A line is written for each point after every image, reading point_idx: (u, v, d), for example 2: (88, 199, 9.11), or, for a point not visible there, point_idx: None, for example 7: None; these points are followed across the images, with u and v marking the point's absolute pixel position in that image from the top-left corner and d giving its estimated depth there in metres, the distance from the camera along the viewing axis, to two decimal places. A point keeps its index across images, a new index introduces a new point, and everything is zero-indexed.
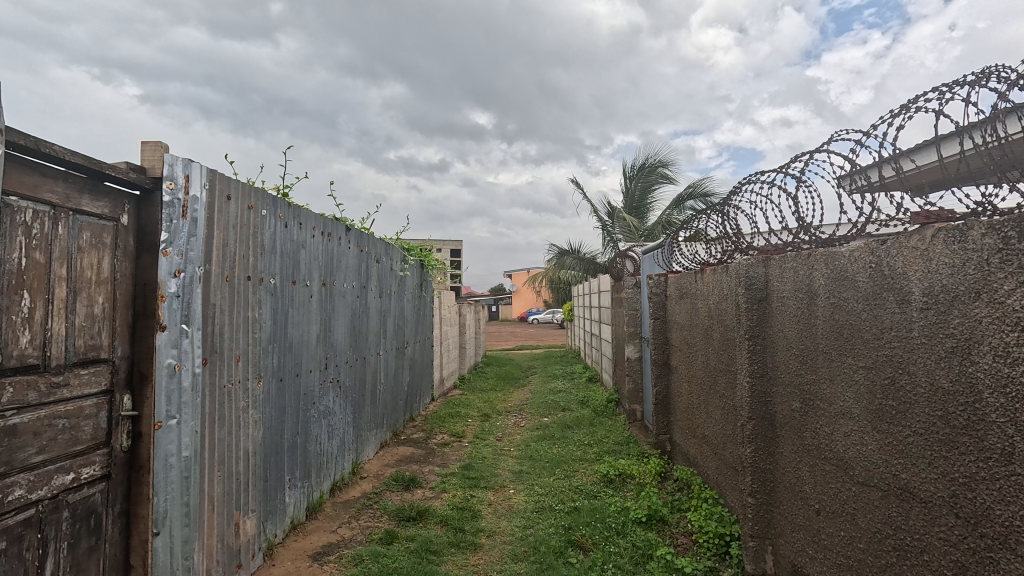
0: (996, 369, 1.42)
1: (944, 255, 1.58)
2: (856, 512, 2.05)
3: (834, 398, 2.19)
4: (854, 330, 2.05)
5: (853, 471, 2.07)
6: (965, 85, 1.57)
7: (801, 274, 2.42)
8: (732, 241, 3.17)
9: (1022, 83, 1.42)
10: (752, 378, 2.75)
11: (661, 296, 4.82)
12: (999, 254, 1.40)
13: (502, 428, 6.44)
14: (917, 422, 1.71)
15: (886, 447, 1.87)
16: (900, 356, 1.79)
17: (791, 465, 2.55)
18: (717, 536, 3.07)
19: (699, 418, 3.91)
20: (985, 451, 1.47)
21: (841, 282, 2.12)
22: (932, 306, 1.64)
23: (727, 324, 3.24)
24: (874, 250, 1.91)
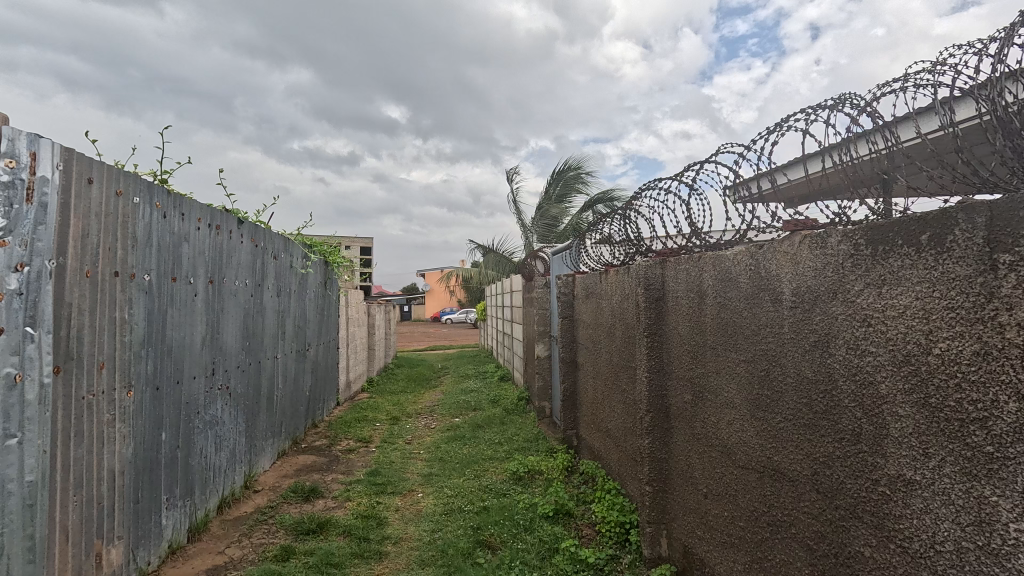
0: (848, 360, 1.61)
1: (809, 259, 1.77)
2: (737, 494, 2.24)
3: (720, 389, 2.38)
4: (737, 326, 2.23)
5: (735, 455, 2.25)
6: (826, 109, 1.78)
7: (692, 274, 2.61)
8: (633, 244, 3.35)
9: (869, 109, 1.62)
10: (650, 373, 2.92)
11: (569, 295, 4.97)
12: (851, 258, 1.59)
13: (411, 430, 6.30)
14: (788, 409, 1.90)
15: (762, 432, 2.06)
16: (774, 350, 1.98)
17: (683, 454, 2.74)
18: (618, 525, 3.22)
19: (602, 413, 4.09)
20: (840, 432, 1.66)
21: (726, 283, 2.30)
22: (799, 305, 1.84)
23: (629, 322, 3.42)
24: (753, 254, 2.10)
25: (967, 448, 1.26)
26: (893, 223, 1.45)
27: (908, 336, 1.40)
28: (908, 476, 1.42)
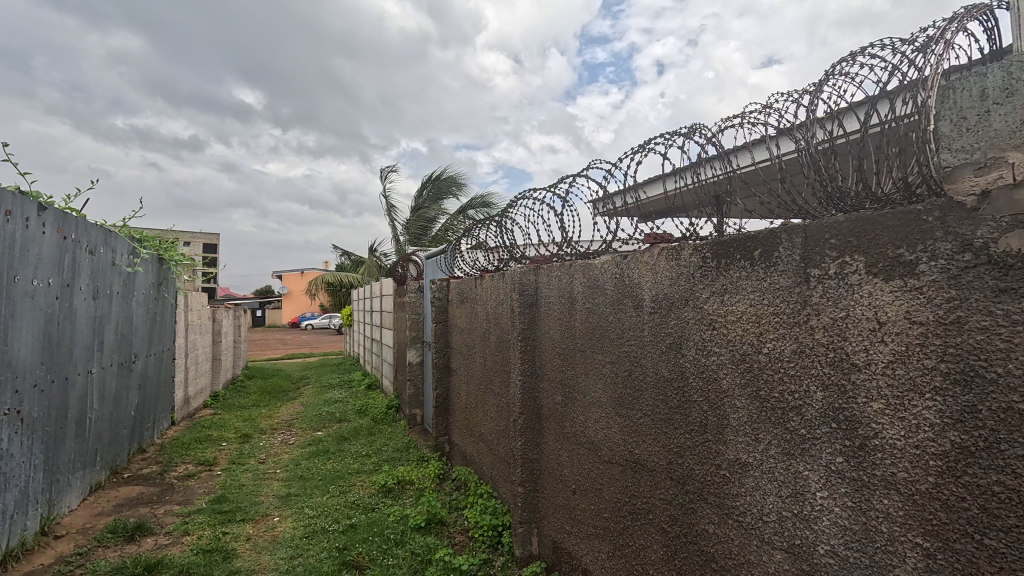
0: (697, 360, 1.82)
1: (665, 269, 1.97)
2: (602, 487, 2.40)
3: (587, 389, 2.53)
4: (603, 330, 2.40)
5: (600, 451, 2.42)
6: (681, 136, 1.99)
7: (563, 281, 2.74)
8: (508, 251, 3.43)
9: (715, 139, 1.85)
10: (523, 376, 3.01)
11: (443, 300, 4.92)
12: (700, 269, 1.81)
13: (266, 448, 5.70)
14: (646, 406, 2.09)
15: (625, 428, 2.23)
16: (635, 352, 2.16)
17: (553, 452, 2.86)
18: (490, 528, 3.25)
19: (475, 417, 4.10)
20: (690, 424, 1.86)
21: (594, 290, 2.47)
22: (657, 310, 2.03)
23: (503, 327, 3.49)
24: (618, 264, 2.28)
25: (787, 432, 1.49)
26: (733, 240, 1.68)
27: (744, 338, 1.63)
28: (743, 459, 1.64)
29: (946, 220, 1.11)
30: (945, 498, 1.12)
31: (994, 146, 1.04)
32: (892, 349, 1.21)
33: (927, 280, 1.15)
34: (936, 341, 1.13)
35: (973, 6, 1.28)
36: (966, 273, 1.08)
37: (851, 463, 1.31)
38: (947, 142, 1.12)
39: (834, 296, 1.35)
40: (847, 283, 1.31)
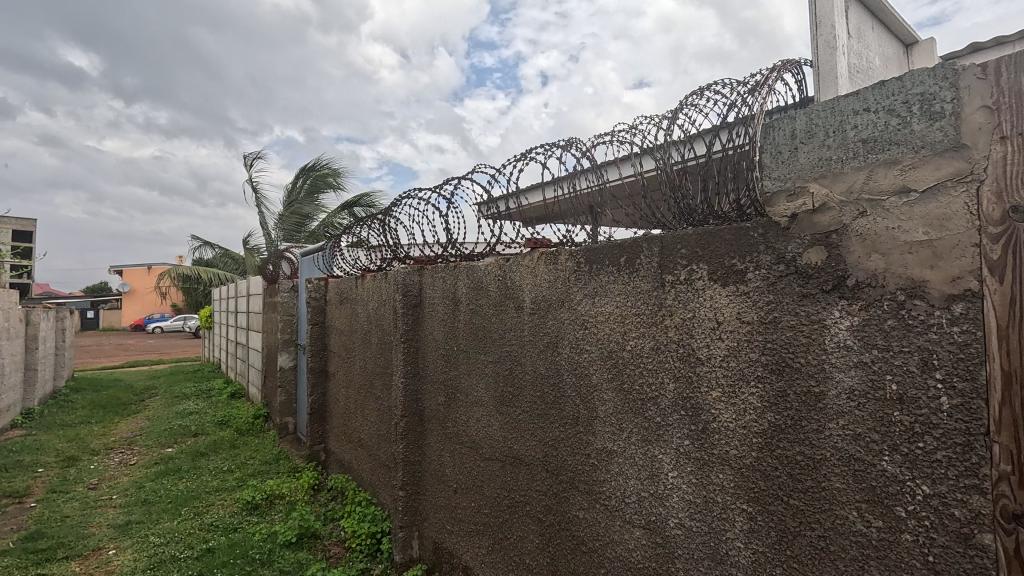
0: (571, 358, 1.96)
1: (544, 272, 2.09)
2: (482, 484, 2.45)
3: (470, 389, 2.57)
4: (486, 330, 2.45)
5: (481, 448, 2.47)
6: (559, 148, 2.11)
7: (448, 282, 2.76)
8: (392, 251, 3.36)
9: (589, 154, 2.00)
10: (406, 378, 2.96)
11: (320, 300, 4.65)
12: (575, 273, 1.94)
13: (98, 471, 4.90)
14: (525, 402, 2.19)
15: (505, 425, 2.31)
16: (516, 351, 2.25)
17: (435, 453, 2.86)
18: (369, 536, 3.15)
19: (354, 422, 3.94)
20: (564, 418, 1.99)
21: (477, 291, 2.52)
22: (536, 311, 2.14)
23: (385, 328, 3.40)
24: (501, 266, 2.35)
25: (645, 420, 1.66)
26: (603, 247, 1.83)
27: (611, 336, 1.78)
28: (609, 447, 1.79)
29: (767, 236, 1.33)
30: (763, 469, 1.34)
31: (800, 177, 1.26)
32: (727, 344, 1.42)
33: (753, 286, 1.36)
34: (758, 337, 1.35)
35: (788, 60, 1.53)
36: (780, 281, 1.30)
37: (695, 444, 1.51)
38: (767, 171, 1.33)
39: (684, 298, 1.54)
40: (694, 288, 1.51)
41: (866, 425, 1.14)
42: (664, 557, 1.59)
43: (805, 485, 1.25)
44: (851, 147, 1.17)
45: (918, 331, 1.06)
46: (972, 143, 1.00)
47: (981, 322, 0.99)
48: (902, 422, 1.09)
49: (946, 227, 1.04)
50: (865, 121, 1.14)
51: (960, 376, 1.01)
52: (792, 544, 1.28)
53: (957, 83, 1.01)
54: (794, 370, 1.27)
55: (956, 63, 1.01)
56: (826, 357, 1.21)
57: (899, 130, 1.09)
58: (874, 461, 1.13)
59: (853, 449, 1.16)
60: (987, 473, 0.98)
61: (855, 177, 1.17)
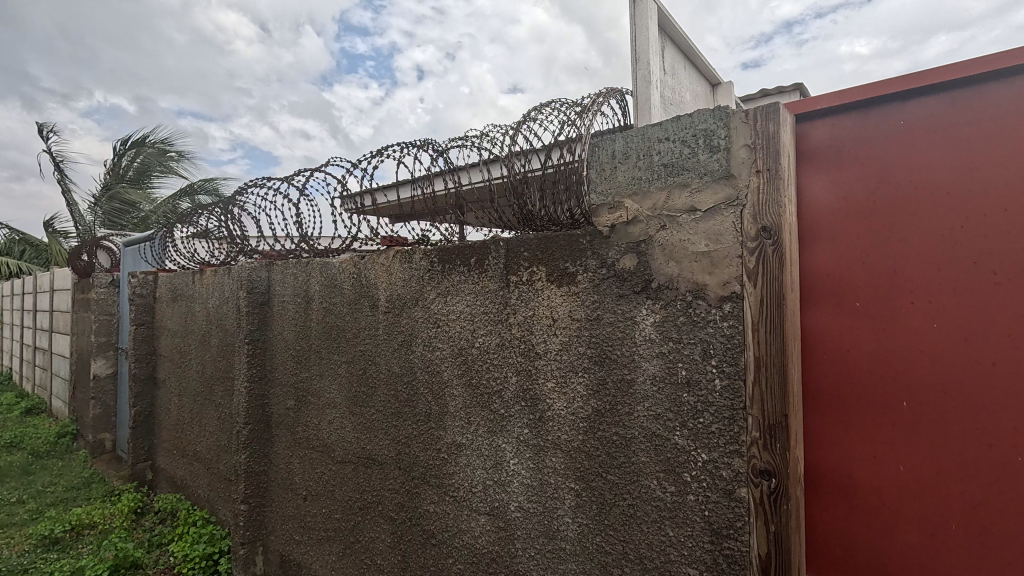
0: (424, 355, 1.99)
1: (399, 270, 2.09)
2: (334, 488, 2.37)
3: (322, 391, 2.46)
4: (340, 330, 2.37)
5: (333, 452, 2.38)
6: (415, 148, 2.12)
7: (299, 279, 2.60)
8: (236, 243, 3.07)
9: (443, 156, 2.04)
10: (250, 382, 2.74)
11: (148, 298, 4.07)
12: (428, 272, 1.98)
13: None
14: (379, 402, 2.17)
15: (358, 426, 2.26)
16: (370, 350, 2.22)
17: (283, 461, 2.68)
18: (204, 558, 2.85)
19: (189, 434, 3.52)
20: (416, 415, 2.01)
21: (331, 289, 2.42)
22: (390, 310, 2.13)
23: (227, 329, 3.10)
24: (356, 264, 2.29)
25: (491, 412, 1.76)
26: (456, 247, 1.89)
27: (461, 334, 1.85)
28: (458, 440, 1.86)
29: (593, 243, 1.50)
30: (588, 450, 1.50)
31: (618, 192, 1.45)
32: (560, 339, 1.57)
33: (581, 287, 1.52)
34: (585, 333, 1.51)
35: (610, 89, 1.71)
36: (602, 283, 1.47)
37: (533, 432, 1.64)
38: (594, 185, 1.50)
39: (525, 298, 1.66)
40: (534, 288, 1.64)
41: (665, 406, 1.35)
42: (505, 540, 1.70)
43: (619, 461, 1.43)
44: (656, 169, 1.37)
45: (701, 326, 1.29)
46: (738, 174, 1.24)
47: (742, 317, 1.23)
48: (689, 402, 1.31)
49: (720, 240, 1.27)
50: (665, 148, 1.35)
51: (728, 362, 1.25)
52: (608, 514, 1.45)
53: (729, 124, 1.25)
54: (613, 361, 1.45)
55: (726, 108, 1.25)
56: (636, 349, 1.40)
57: (690, 158, 1.31)
58: (670, 436, 1.34)
59: (654, 427, 1.36)
60: (745, 439, 1.22)
61: (659, 195, 1.37)
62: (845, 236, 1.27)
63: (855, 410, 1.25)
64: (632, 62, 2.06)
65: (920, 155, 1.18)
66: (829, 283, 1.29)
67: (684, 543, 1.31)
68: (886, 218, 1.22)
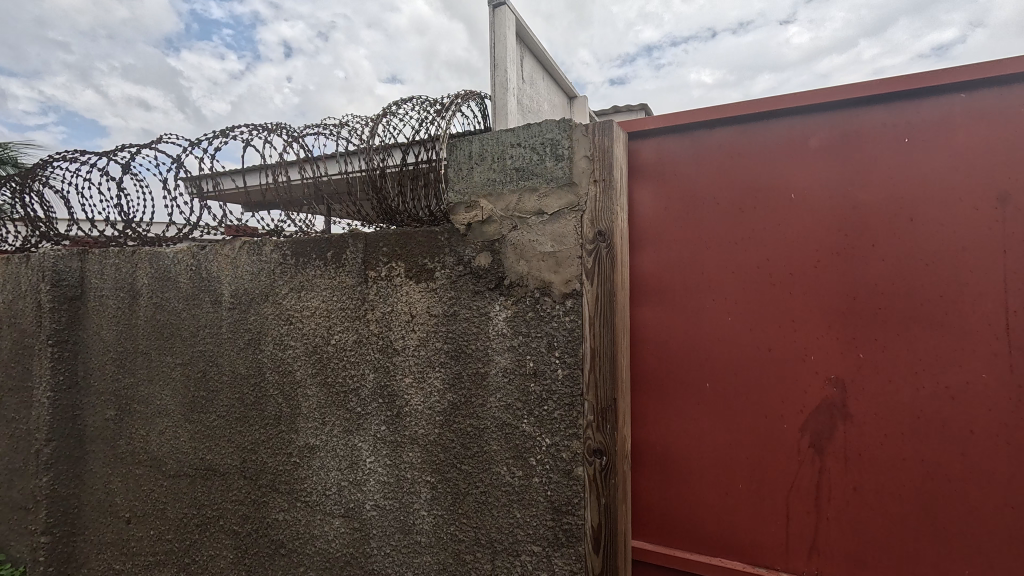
0: (274, 354, 1.86)
1: (246, 263, 1.93)
2: (165, 506, 2.11)
3: (151, 398, 2.17)
4: (174, 328, 2.12)
5: (164, 465, 2.12)
6: (265, 131, 1.97)
7: (122, 270, 2.27)
8: (36, 226, 2.56)
9: (298, 142, 1.92)
10: (54, 391, 2.31)
11: None
12: (280, 266, 1.86)
13: None
14: (221, 407, 1.98)
15: (195, 435, 2.04)
16: (210, 350, 2.01)
17: (99, 481, 2.32)
18: None
19: None
20: (265, 418, 1.88)
21: (163, 282, 2.14)
22: (236, 306, 1.96)
23: (23, 329, 2.58)
24: (194, 254, 2.06)
25: (346, 411, 1.71)
26: (310, 240, 1.80)
27: (316, 331, 1.77)
28: (311, 442, 1.78)
29: (450, 240, 1.53)
30: (443, 442, 1.54)
31: (475, 192, 1.50)
32: (418, 335, 1.58)
33: (439, 284, 1.55)
34: (442, 328, 1.54)
35: (472, 91, 1.78)
36: (459, 279, 1.51)
37: (390, 429, 1.62)
38: (452, 184, 1.54)
39: (384, 293, 1.65)
40: (392, 283, 1.63)
41: (514, 396, 1.43)
42: (361, 540, 1.67)
43: (473, 451, 1.49)
44: (508, 173, 1.45)
45: (547, 320, 1.39)
46: (579, 182, 1.37)
47: (581, 313, 1.36)
48: (535, 391, 1.40)
49: (564, 242, 1.38)
50: (517, 153, 1.43)
51: (569, 353, 1.36)
52: (462, 503, 1.50)
53: (572, 135, 1.37)
54: (468, 355, 1.50)
55: (570, 121, 1.36)
56: (490, 343, 1.46)
57: (539, 165, 1.40)
58: (518, 424, 1.42)
59: (505, 416, 1.44)
60: (582, 422, 1.35)
61: (511, 197, 1.45)
62: (667, 242, 1.46)
63: (672, 392, 1.45)
64: (491, 68, 2.14)
65: (722, 176, 1.41)
66: (654, 282, 1.48)
67: (530, 522, 1.41)
68: (697, 228, 1.43)
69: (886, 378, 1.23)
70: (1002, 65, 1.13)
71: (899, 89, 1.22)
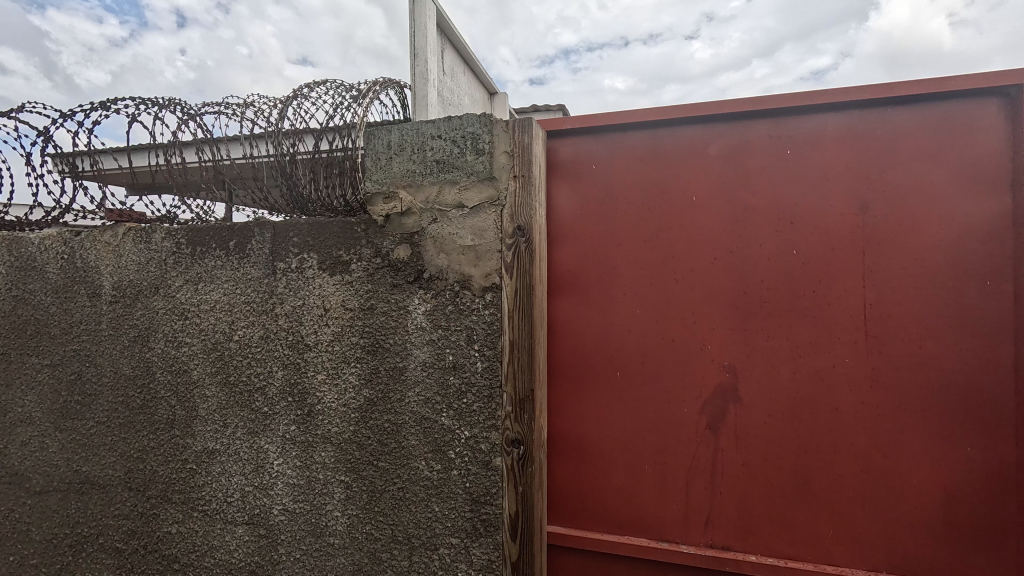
0: (166, 353, 1.70)
1: (132, 252, 1.74)
2: (29, 528, 1.85)
3: (9, 405, 1.89)
4: (39, 325, 1.85)
5: (28, 481, 1.86)
6: (155, 106, 1.78)
7: None
8: None
9: (194, 120, 1.76)
10: None
11: None
12: (173, 255, 1.69)
13: None
14: (100, 412, 1.77)
15: (68, 445, 1.81)
16: (87, 349, 1.79)
17: None
18: None
19: None
20: (154, 423, 1.71)
21: (26, 272, 1.87)
22: (119, 300, 1.76)
23: None
24: (66, 241, 1.82)
25: (251, 412, 1.60)
26: (209, 227, 1.66)
27: (216, 326, 1.64)
28: (210, 447, 1.64)
29: (367, 232, 1.48)
30: (359, 440, 1.49)
31: (393, 183, 1.46)
32: (331, 330, 1.51)
33: (355, 276, 1.49)
34: (358, 323, 1.49)
35: (390, 79, 1.73)
36: (376, 272, 1.47)
37: (300, 428, 1.55)
38: (369, 174, 1.49)
39: (294, 286, 1.56)
40: (304, 276, 1.55)
41: (433, 390, 1.42)
42: (267, 547, 1.58)
43: (390, 447, 1.46)
44: (429, 164, 1.43)
45: (466, 314, 1.40)
46: (499, 177, 1.38)
47: (500, 306, 1.38)
48: (454, 384, 1.41)
49: (484, 236, 1.39)
50: (438, 145, 1.42)
51: (488, 346, 1.38)
52: (378, 501, 1.47)
53: (492, 130, 1.38)
54: (385, 350, 1.46)
55: (490, 117, 1.37)
56: (408, 337, 1.44)
57: (459, 158, 1.40)
58: (437, 418, 1.42)
59: (423, 410, 1.43)
60: (500, 414, 1.37)
61: (431, 189, 1.43)
62: (581, 239, 1.53)
63: (586, 382, 1.52)
64: (410, 57, 2.09)
65: (632, 178, 1.49)
66: (569, 277, 1.54)
67: (448, 515, 1.41)
68: (610, 225, 1.51)
69: (770, 364, 1.37)
70: (865, 91, 1.30)
71: (784, 105, 1.36)
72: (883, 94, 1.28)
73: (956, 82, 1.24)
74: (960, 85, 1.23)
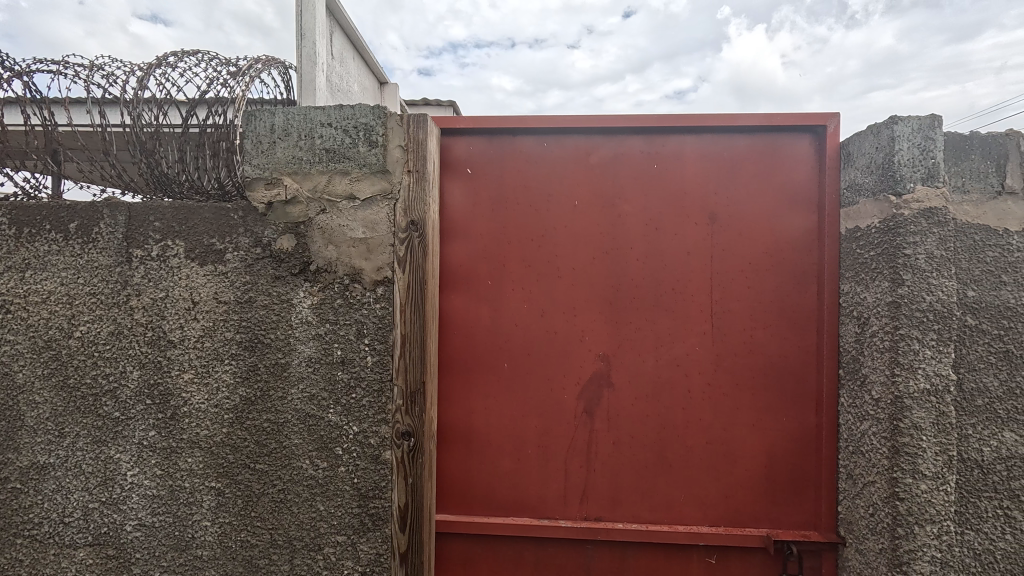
0: None
1: None
2: None
3: None
4: None
5: None
6: None
7: None
8: None
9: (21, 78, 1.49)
10: None
11: None
12: None
13: None
14: None
15: None
16: None
17: None
18: None
19: None
20: None
21: None
22: None
23: None
24: None
25: (97, 418, 1.41)
26: (42, 205, 1.42)
27: (50, 321, 1.41)
28: (41, 461, 1.41)
29: (246, 220, 1.39)
30: (233, 443, 1.39)
31: (276, 169, 1.39)
32: (201, 325, 1.39)
33: (230, 267, 1.39)
34: (233, 317, 1.39)
35: (272, 57, 1.63)
36: (256, 262, 1.38)
37: (161, 433, 1.40)
38: (249, 158, 1.39)
39: (154, 277, 1.40)
40: (167, 265, 1.40)
41: (319, 386, 1.38)
42: (117, 569, 1.40)
43: (270, 448, 1.39)
44: (317, 153, 1.38)
45: (356, 308, 1.38)
46: (392, 171, 1.38)
47: (391, 300, 1.38)
48: (342, 379, 1.38)
49: (376, 229, 1.38)
50: (327, 134, 1.37)
51: (379, 340, 1.37)
52: (255, 506, 1.39)
53: (386, 124, 1.38)
54: (266, 346, 1.38)
55: (385, 109, 1.36)
56: (292, 332, 1.38)
57: (350, 148, 1.37)
58: (323, 414, 1.38)
59: (308, 408, 1.38)
60: (390, 407, 1.38)
61: (319, 179, 1.38)
62: (473, 235, 1.58)
63: (475, 373, 1.58)
64: (297, 36, 1.99)
65: (522, 179, 1.58)
66: (461, 273, 1.58)
67: (334, 513, 1.38)
68: (500, 224, 1.58)
69: (637, 353, 1.55)
70: (716, 118, 1.52)
71: (652, 125, 1.54)
72: (729, 122, 1.51)
73: (782, 118, 1.51)
74: (783, 121, 1.50)
